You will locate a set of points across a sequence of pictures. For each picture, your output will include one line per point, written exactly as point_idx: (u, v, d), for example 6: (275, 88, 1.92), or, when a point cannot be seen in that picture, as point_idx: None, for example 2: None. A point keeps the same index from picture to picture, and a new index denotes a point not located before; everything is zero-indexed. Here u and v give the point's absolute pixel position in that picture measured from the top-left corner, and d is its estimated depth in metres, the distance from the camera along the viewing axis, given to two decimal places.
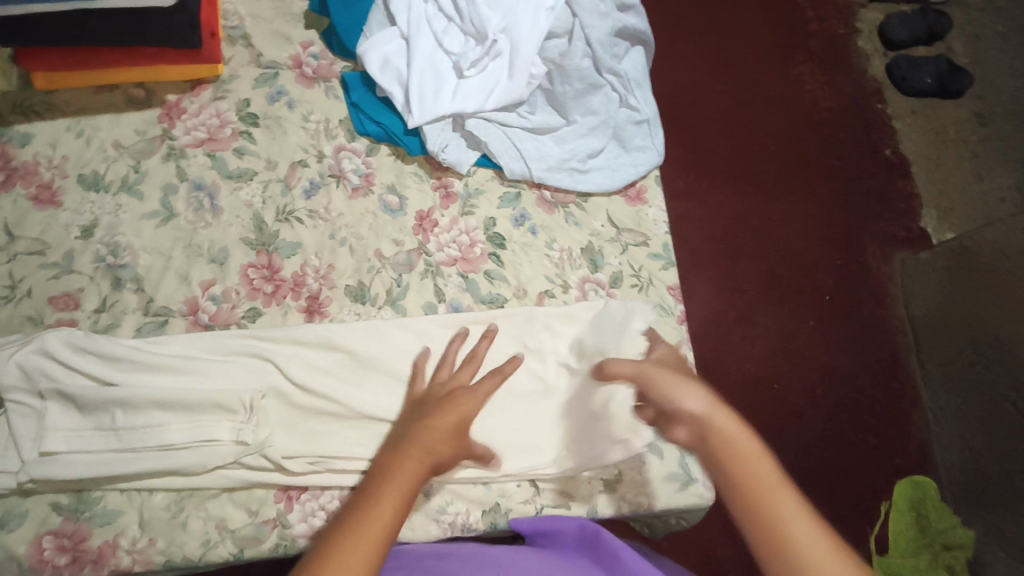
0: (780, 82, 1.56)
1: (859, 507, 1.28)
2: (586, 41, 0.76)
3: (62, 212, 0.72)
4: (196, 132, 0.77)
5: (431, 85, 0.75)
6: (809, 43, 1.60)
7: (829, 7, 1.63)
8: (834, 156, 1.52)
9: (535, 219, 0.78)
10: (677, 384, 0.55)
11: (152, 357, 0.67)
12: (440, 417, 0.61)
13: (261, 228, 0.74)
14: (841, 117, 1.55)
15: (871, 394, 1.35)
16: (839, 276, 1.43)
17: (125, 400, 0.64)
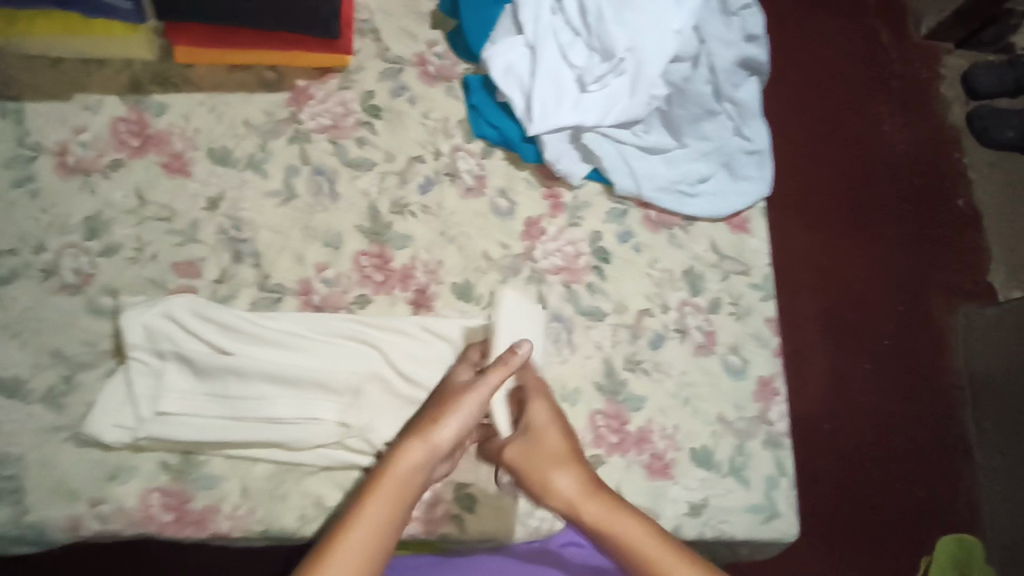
0: (859, 121, 1.54)
1: (899, 559, 1.26)
2: (711, 69, 0.78)
3: (190, 182, 0.75)
4: (320, 118, 0.78)
5: (553, 95, 0.76)
6: (891, 84, 1.58)
7: (915, 50, 1.62)
8: (907, 200, 1.50)
9: (639, 237, 0.78)
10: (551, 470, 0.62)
11: (264, 331, 0.69)
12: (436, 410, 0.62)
13: (376, 218, 0.76)
14: (917, 162, 1.53)
15: (925, 446, 1.33)
16: (902, 323, 1.41)
17: (238, 370, 0.67)
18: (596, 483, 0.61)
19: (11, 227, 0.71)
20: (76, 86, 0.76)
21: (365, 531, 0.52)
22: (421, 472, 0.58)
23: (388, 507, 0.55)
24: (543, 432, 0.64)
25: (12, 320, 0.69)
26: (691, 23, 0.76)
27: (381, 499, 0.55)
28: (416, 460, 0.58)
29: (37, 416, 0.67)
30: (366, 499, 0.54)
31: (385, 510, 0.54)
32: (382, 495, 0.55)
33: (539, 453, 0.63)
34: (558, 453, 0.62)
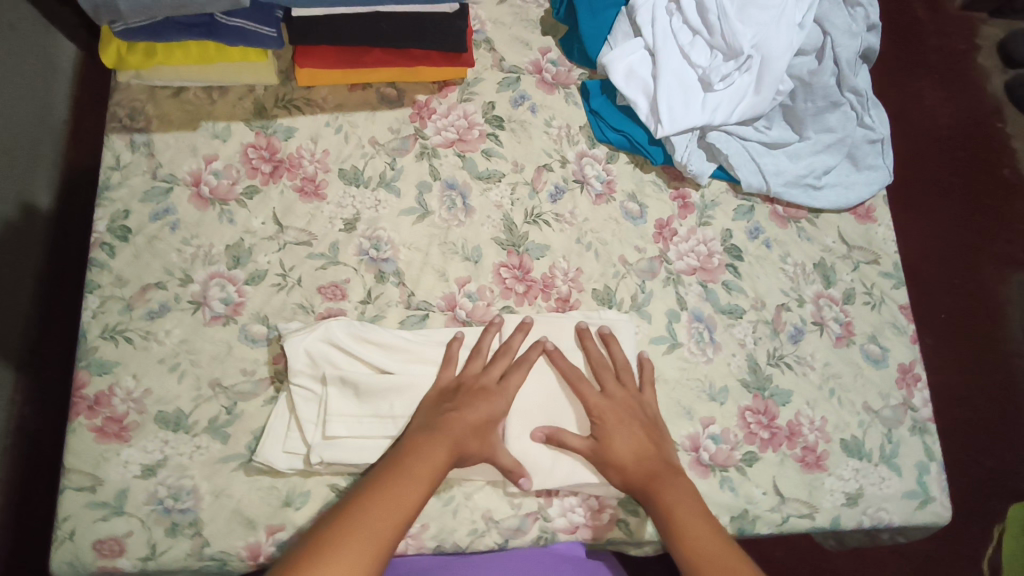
0: (899, 97, 1.53)
1: (972, 528, 1.23)
2: (836, 60, 0.77)
3: (326, 206, 0.75)
4: (446, 132, 0.78)
5: (680, 96, 0.77)
6: (929, 57, 1.57)
7: (952, 22, 1.60)
8: (953, 171, 1.49)
9: (769, 232, 0.79)
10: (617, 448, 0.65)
11: (420, 347, 0.69)
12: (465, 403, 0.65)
13: (511, 229, 0.76)
14: (962, 133, 1.52)
15: (991, 417, 1.31)
16: (957, 295, 1.39)
17: (404, 388, 0.67)
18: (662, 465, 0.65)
19: (156, 261, 0.71)
20: (202, 114, 0.76)
21: (407, 483, 0.58)
22: (467, 428, 0.63)
23: (435, 460, 0.60)
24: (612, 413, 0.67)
25: (169, 354, 0.69)
26: (812, 17, 0.77)
27: (416, 466, 0.60)
28: (463, 420, 0.64)
29: (204, 448, 0.67)
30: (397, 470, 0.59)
31: (433, 460, 0.61)
32: (438, 443, 0.62)
33: (608, 429, 0.66)
34: (629, 449, 0.65)
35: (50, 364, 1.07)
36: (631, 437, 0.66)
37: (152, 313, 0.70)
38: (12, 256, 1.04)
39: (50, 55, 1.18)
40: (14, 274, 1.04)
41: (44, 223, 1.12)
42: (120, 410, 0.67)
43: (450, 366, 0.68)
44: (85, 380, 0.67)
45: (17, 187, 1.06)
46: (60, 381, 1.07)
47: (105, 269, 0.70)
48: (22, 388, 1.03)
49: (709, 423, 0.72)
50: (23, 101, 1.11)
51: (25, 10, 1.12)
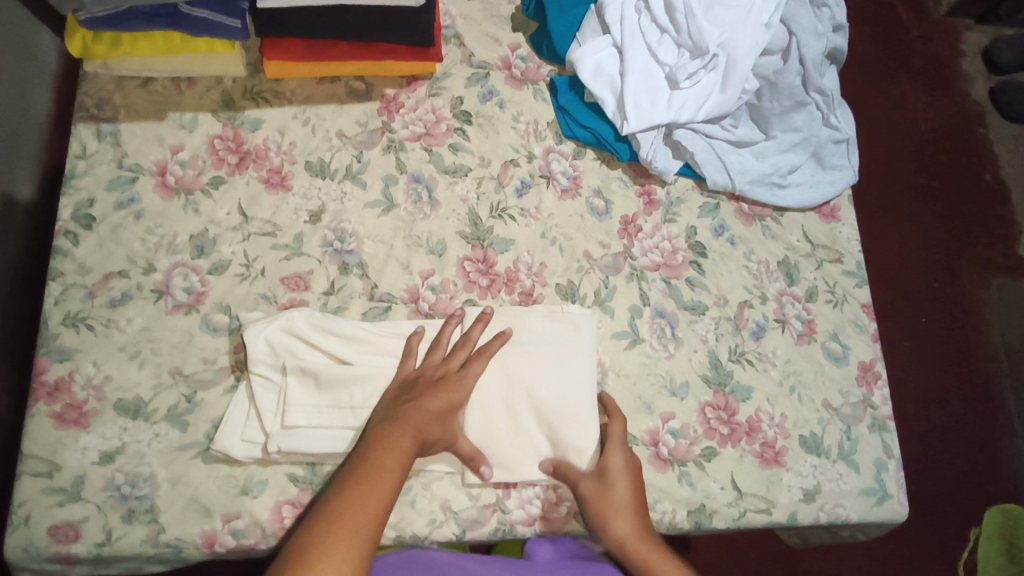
0: (882, 101, 1.54)
1: (947, 530, 1.23)
2: (801, 59, 0.77)
3: (292, 197, 0.75)
4: (413, 126, 0.79)
5: (646, 94, 0.77)
6: (913, 62, 1.57)
7: (934, 28, 1.61)
8: (933, 176, 1.49)
9: (734, 230, 0.80)
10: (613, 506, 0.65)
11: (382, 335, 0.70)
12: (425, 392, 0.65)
13: (476, 223, 0.76)
14: (941, 139, 1.52)
15: (965, 420, 1.31)
16: (935, 299, 1.40)
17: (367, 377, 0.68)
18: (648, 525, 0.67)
19: (119, 249, 0.72)
20: (169, 105, 0.77)
21: (381, 476, 0.58)
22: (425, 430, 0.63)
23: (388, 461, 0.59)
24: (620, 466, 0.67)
25: (131, 342, 0.69)
26: (778, 16, 0.77)
27: (386, 459, 0.59)
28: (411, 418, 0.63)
29: (162, 436, 0.67)
30: (370, 464, 0.58)
31: (402, 452, 0.60)
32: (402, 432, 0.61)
33: (617, 485, 0.66)
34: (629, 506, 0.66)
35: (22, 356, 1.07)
36: (632, 501, 0.66)
37: (114, 301, 0.70)
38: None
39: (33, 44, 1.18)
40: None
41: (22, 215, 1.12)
42: (80, 397, 0.67)
43: (410, 359, 0.68)
44: (46, 367, 0.68)
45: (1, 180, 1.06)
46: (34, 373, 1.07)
47: (68, 257, 0.71)
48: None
49: (669, 418, 0.73)
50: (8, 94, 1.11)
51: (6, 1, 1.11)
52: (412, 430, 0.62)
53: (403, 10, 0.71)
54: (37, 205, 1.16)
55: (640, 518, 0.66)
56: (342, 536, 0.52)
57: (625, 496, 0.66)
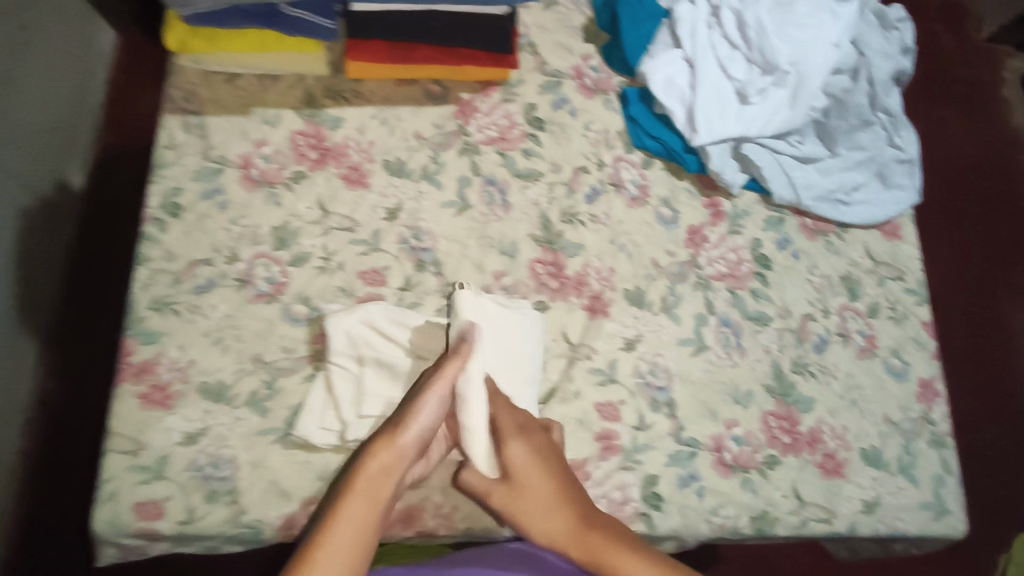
0: (922, 124, 1.55)
1: (983, 553, 1.24)
2: (870, 79, 0.80)
3: (370, 194, 0.77)
4: (487, 130, 0.81)
5: (716, 107, 0.79)
6: (954, 87, 1.59)
7: (976, 53, 1.63)
8: (972, 200, 1.50)
9: (798, 244, 0.81)
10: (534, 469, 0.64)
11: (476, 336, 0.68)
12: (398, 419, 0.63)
13: (548, 226, 0.78)
14: (979, 163, 1.54)
15: (1003, 444, 1.31)
16: (973, 322, 1.41)
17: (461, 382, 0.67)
18: (584, 514, 0.63)
19: (205, 238, 0.74)
20: (253, 100, 0.79)
21: (357, 514, 0.57)
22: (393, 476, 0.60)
23: (365, 520, 0.57)
24: (520, 460, 0.64)
25: (214, 328, 0.71)
26: (848, 36, 0.79)
27: (362, 504, 0.58)
28: (374, 469, 0.60)
29: (243, 420, 0.69)
30: (344, 505, 0.57)
31: (377, 494, 0.59)
32: (376, 470, 0.60)
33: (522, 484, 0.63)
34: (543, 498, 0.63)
35: (71, 336, 1.17)
36: (542, 492, 0.63)
37: (200, 288, 0.72)
38: (49, 234, 1.16)
39: (88, 39, 1.27)
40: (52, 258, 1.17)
41: (74, 201, 1.24)
42: (165, 379, 0.69)
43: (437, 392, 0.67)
44: (132, 348, 0.69)
45: (53, 167, 1.17)
46: (79, 355, 1.16)
47: (156, 244, 0.73)
48: (45, 360, 1.13)
49: (733, 425, 0.74)
50: (68, 87, 1.21)
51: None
52: (388, 465, 0.60)
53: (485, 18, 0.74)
54: (87, 193, 1.27)
55: (565, 509, 0.63)
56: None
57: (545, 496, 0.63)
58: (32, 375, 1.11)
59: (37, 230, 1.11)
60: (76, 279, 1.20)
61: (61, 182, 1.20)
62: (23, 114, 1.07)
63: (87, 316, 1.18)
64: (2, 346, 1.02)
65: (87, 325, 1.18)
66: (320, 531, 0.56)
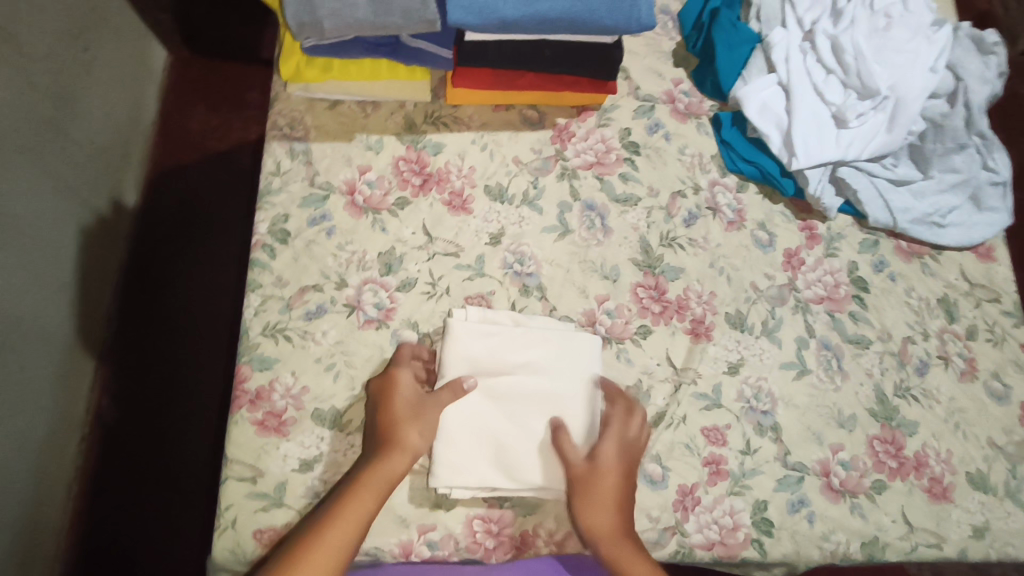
0: None
1: None
2: (967, 104, 0.80)
3: (472, 219, 0.78)
4: (585, 154, 0.82)
5: (814, 132, 0.79)
6: None
7: None
8: None
9: (894, 266, 0.82)
10: (604, 491, 0.65)
11: (490, 351, 0.70)
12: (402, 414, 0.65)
13: (647, 251, 0.79)
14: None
15: None
16: None
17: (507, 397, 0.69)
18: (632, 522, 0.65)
19: (313, 264, 0.74)
20: (356, 127, 0.80)
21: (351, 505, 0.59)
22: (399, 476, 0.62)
23: (363, 519, 0.59)
24: (610, 453, 0.67)
25: (326, 354, 0.72)
26: (944, 62, 0.80)
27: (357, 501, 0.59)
28: (387, 469, 0.62)
29: (358, 446, 0.69)
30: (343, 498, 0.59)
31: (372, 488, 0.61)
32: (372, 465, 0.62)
33: (604, 472, 0.66)
34: (609, 495, 0.65)
35: (126, 356, 1.17)
36: (614, 491, 0.65)
37: (310, 314, 0.73)
38: (104, 253, 1.17)
39: (144, 56, 1.28)
40: (101, 273, 1.15)
41: (129, 219, 1.24)
42: (280, 405, 0.70)
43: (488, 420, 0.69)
44: (247, 375, 0.70)
45: (109, 186, 1.18)
46: (133, 373, 1.16)
47: (266, 270, 0.74)
48: (101, 379, 1.14)
49: (839, 450, 0.74)
50: (122, 104, 1.22)
51: (128, 16, 1.21)
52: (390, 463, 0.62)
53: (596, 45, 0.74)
54: (140, 209, 1.27)
55: (621, 508, 0.65)
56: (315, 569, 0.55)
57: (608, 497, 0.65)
58: (88, 393, 1.11)
59: (92, 250, 1.13)
60: (130, 298, 1.20)
61: (117, 201, 1.21)
62: (81, 135, 1.10)
63: (141, 336, 1.18)
64: (58, 366, 1.03)
65: (141, 344, 1.18)
66: (317, 522, 0.58)
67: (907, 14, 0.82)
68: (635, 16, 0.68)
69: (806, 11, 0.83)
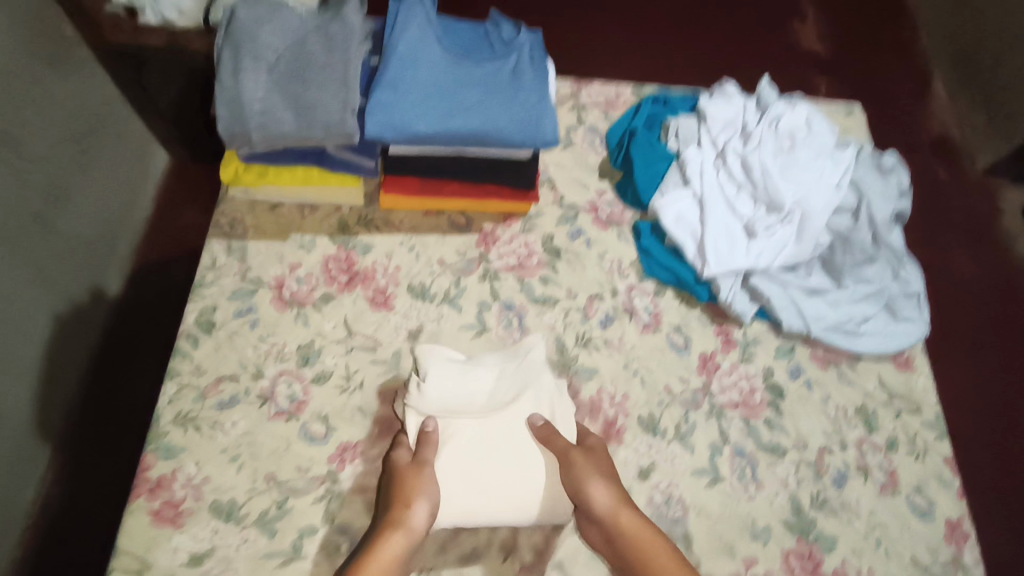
0: (926, 253, 1.61)
1: None
2: (870, 220, 0.84)
3: (393, 316, 0.81)
4: (507, 258, 0.86)
5: (725, 241, 0.83)
6: (953, 217, 1.67)
7: (972, 187, 1.72)
8: (984, 328, 1.53)
9: (810, 373, 0.82)
10: (592, 477, 0.68)
11: (445, 390, 0.73)
12: (403, 493, 0.66)
13: (562, 350, 0.80)
14: (988, 291, 1.58)
15: None
16: (995, 452, 1.39)
17: (512, 491, 0.69)
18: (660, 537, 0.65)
19: (233, 354, 0.77)
20: (291, 227, 0.85)
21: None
22: (400, 562, 0.62)
23: None
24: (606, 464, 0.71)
25: (232, 445, 0.72)
26: (847, 180, 0.86)
27: None
28: (390, 551, 0.62)
29: (251, 541, 0.68)
30: (363, 573, 0.60)
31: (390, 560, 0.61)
32: (387, 538, 0.62)
33: (597, 478, 0.68)
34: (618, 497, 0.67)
35: (83, 445, 1.19)
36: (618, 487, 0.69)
37: (223, 404, 0.74)
38: (75, 341, 1.20)
39: (143, 158, 1.39)
40: (71, 359, 1.18)
41: (105, 308, 1.29)
42: (179, 495, 0.69)
43: (478, 443, 0.71)
44: (151, 463, 0.70)
45: (90, 276, 1.24)
46: (87, 463, 1.18)
47: (187, 359, 0.76)
48: (54, 467, 1.14)
49: (752, 563, 0.71)
50: (114, 202, 1.30)
51: (131, 123, 1.33)
52: (400, 542, 0.62)
53: (512, 160, 0.80)
54: (119, 298, 1.33)
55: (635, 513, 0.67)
56: None
57: (605, 496, 0.67)
58: (38, 481, 1.11)
59: (65, 336, 1.16)
60: (94, 387, 1.23)
61: (95, 291, 1.26)
62: (67, 228, 1.16)
63: (100, 425, 1.21)
64: (7, 451, 1.03)
65: (100, 434, 1.20)
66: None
67: (811, 137, 0.87)
68: (540, 134, 0.74)
69: (719, 132, 0.89)
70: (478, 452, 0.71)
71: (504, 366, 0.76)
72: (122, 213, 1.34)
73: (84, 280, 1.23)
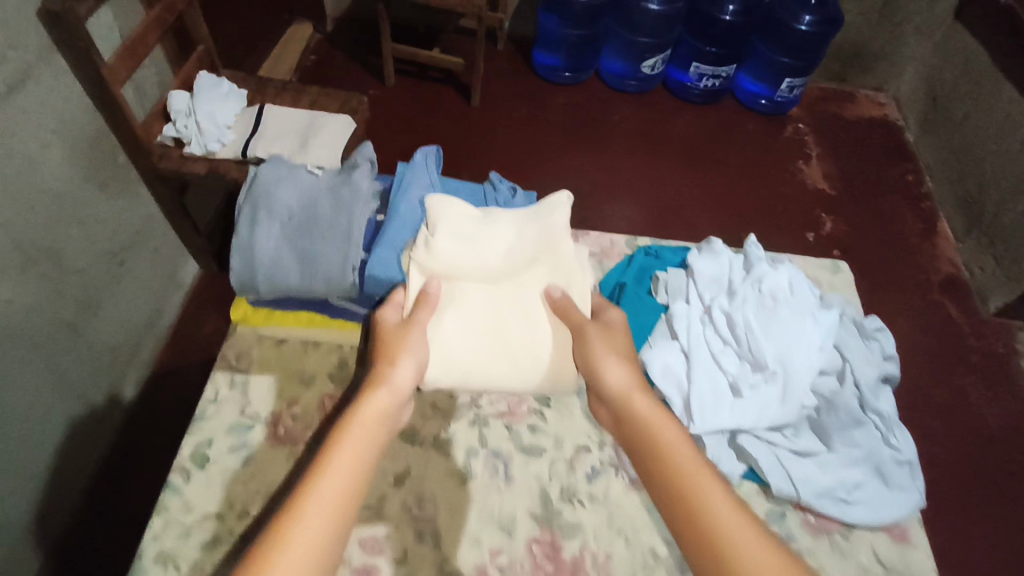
0: (943, 393, 1.59)
1: None
2: (855, 384, 0.86)
3: (382, 459, 0.82)
4: (497, 404, 0.87)
5: (710, 398, 0.84)
6: (969, 357, 1.65)
7: (987, 328, 1.71)
8: (1010, 476, 1.46)
9: (801, 541, 0.80)
10: (605, 357, 0.76)
11: (453, 255, 0.81)
12: (391, 350, 0.73)
13: (547, 503, 0.80)
14: (1013, 436, 1.52)
15: None
16: None
17: (517, 359, 0.80)
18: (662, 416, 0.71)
19: (222, 490, 0.78)
20: (294, 364, 0.89)
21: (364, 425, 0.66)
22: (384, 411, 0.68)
23: (362, 445, 0.64)
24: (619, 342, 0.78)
25: None
26: (830, 342, 0.88)
27: (362, 424, 0.65)
28: (377, 399, 0.68)
29: None
30: (353, 415, 0.66)
31: (378, 407, 0.68)
32: (372, 389, 0.69)
33: (608, 357, 0.76)
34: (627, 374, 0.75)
35: (76, 559, 1.18)
36: (627, 364, 0.76)
37: (205, 543, 0.75)
38: (84, 448, 1.22)
39: (175, 272, 1.48)
40: (76, 469, 1.20)
41: (118, 415, 1.32)
42: None
43: (479, 308, 0.80)
44: None
45: (109, 383, 1.28)
46: None
47: (177, 494, 0.78)
48: None
49: None
50: (142, 311, 1.37)
51: (168, 239, 1.43)
52: (386, 394, 0.69)
53: None
54: (133, 405, 1.36)
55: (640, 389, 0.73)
56: (344, 474, 0.61)
57: (618, 375, 0.74)
58: None
59: (74, 444, 1.19)
60: (96, 499, 1.24)
61: (112, 397, 1.30)
62: (96, 336, 1.22)
63: (95, 540, 1.21)
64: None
65: (93, 552, 1.20)
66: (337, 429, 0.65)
67: (792, 298, 0.91)
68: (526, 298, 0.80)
69: (705, 288, 0.93)
70: (479, 318, 0.80)
71: (521, 230, 0.84)
72: (148, 321, 1.40)
73: (103, 385, 1.27)
